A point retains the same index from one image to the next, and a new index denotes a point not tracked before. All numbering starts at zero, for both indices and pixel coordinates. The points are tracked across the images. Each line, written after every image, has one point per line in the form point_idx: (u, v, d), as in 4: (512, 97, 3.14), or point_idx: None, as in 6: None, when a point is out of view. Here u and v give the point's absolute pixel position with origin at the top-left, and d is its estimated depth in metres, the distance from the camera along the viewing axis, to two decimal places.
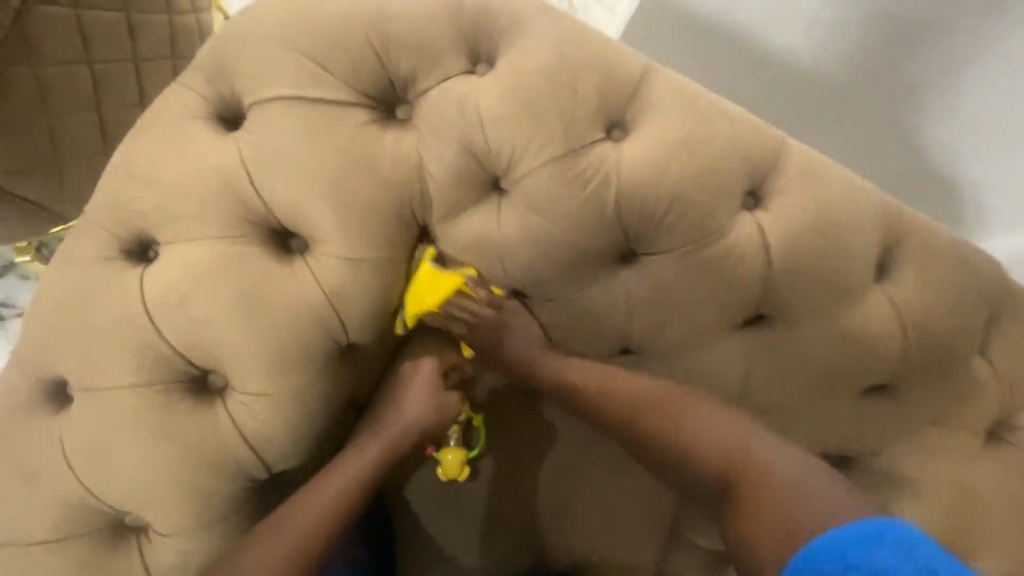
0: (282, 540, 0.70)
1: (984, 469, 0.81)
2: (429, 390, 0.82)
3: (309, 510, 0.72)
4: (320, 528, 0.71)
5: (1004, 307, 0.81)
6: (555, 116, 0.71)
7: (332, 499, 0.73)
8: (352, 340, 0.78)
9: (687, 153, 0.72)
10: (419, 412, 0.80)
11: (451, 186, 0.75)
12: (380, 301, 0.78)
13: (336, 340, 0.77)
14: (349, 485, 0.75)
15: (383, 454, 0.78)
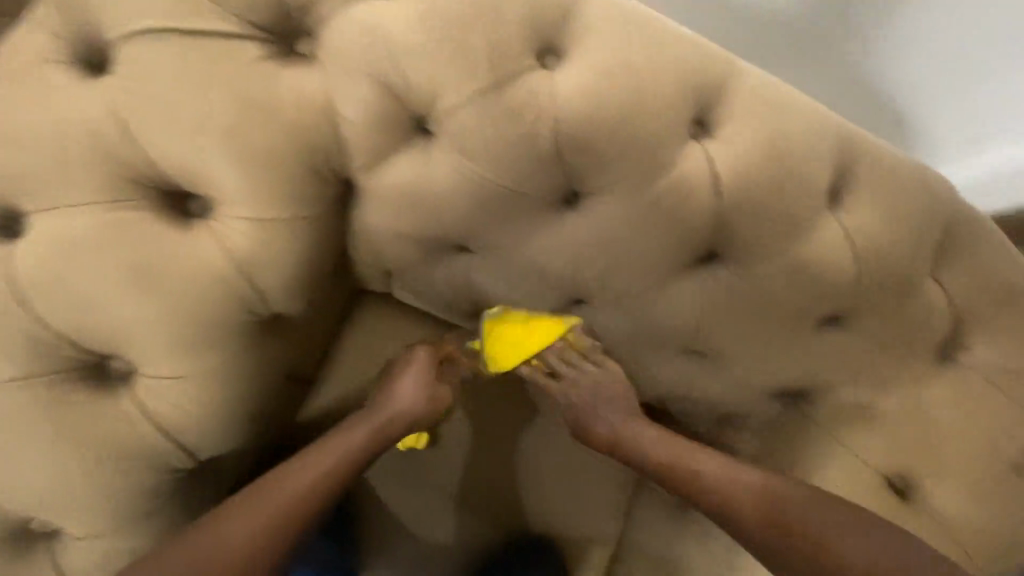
0: (247, 518, 0.66)
1: (937, 392, 0.81)
2: (421, 376, 0.80)
3: (286, 486, 0.69)
4: (292, 507, 0.68)
5: (965, 229, 0.77)
6: (477, 42, 0.63)
7: (310, 480, 0.70)
8: (275, 309, 0.72)
9: (629, 79, 0.65)
10: (411, 400, 0.78)
11: (368, 131, 0.67)
12: (300, 265, 0.70)
13: (256, 311, 0.70)
14: (333, 467, 0.72)
15: (370, 438, 0.75)
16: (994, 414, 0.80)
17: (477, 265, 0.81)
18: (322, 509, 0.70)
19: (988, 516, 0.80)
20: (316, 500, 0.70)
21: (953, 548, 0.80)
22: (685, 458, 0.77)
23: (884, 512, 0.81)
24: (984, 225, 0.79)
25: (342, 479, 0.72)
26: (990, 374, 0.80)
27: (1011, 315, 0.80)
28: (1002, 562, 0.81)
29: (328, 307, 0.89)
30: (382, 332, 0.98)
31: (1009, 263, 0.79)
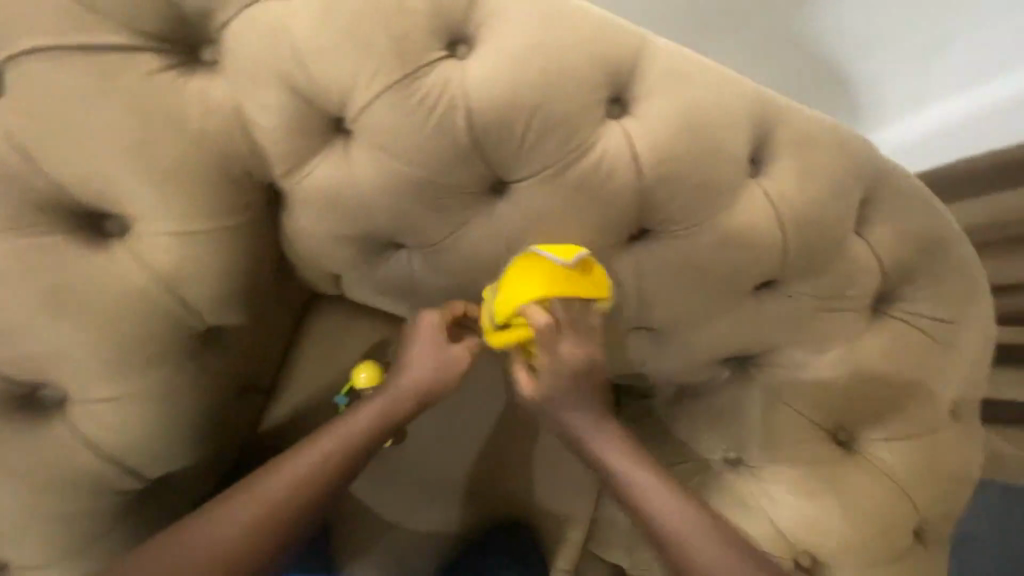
0: (237, 519, 0.65)
1: (875, 346, 0.82)
2: (432, 348, 0.75)
3: (293, 469, 0.69)
4: (283, 505, 0.67)
5: (886, 186, 0.79)
6: (381, 35, 0.62)
7: (301, 478, 0.69)
8: (211, 322, 0.72)
9: (541, 61, 0.65)
10: (421, 371, 0.75)
11: (282, 136, 0.66)
12: (230, 275, 0.71)
13: (189, 326, 0.70)
14: (341, 448, 0.71)
15: (365, 431, 0.73)
16: (928, 363, 0.83)
17: (416, 258, 0.81)
18: (312, 508, 0.69)
19: (920, 458, 0.84)
20: (310, 497, 0.68)
21: (894, 494, 0.83)
22: (611, 451, 0.74)
23: (826, 464, 0.85)
24: (906, 181, 0.81)
25: (332, 477, 0.70)
26: (922, 324, 0.83)
27: (937, 264, 0.82)
28: (938, 502, 0.85)
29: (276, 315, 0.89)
30: (337, 333, 0.98)
31: (931, 215, 0.81)
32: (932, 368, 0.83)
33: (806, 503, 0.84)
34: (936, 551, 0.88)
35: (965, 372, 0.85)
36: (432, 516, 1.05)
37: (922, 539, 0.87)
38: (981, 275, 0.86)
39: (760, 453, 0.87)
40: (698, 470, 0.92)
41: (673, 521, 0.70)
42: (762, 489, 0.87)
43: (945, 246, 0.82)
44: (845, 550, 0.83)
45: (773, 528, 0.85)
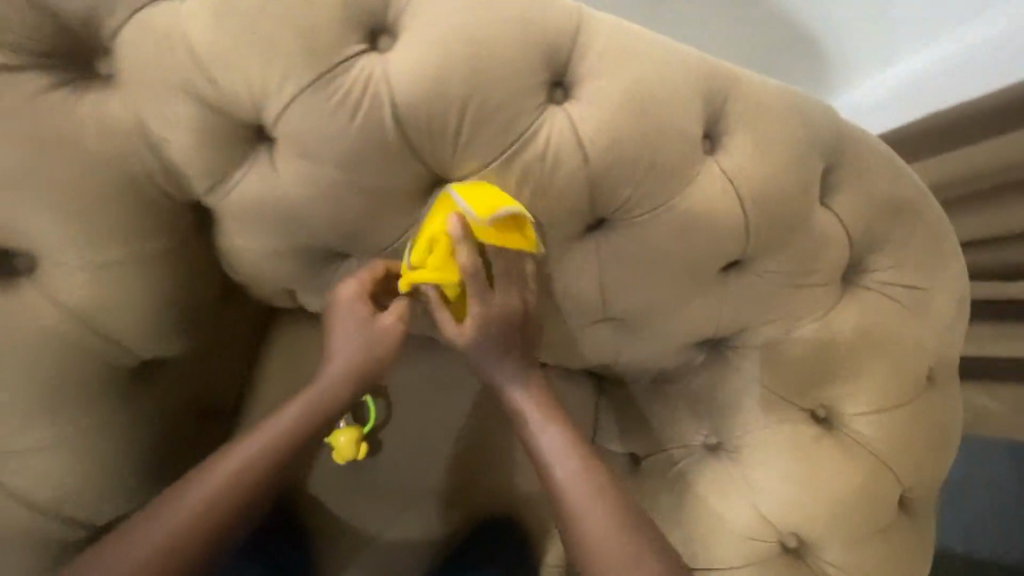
0: (163, 526, 0.60)
1: (847, 318, 0.80)
2: (359, 315, 0.71)
3: (221, 466, 0.64)
4: (214, 505, 0.62)
5: (847, 152, 0.76)
6: (290, 33, 0.56)
7: (233, 476, 0.63)
8: (147, 354, 0.69)
9: (468, 47, 0.60)
10: (347, 350, 0.70)
11: (195, 150, 0.61)
12: (162, 304, 0.66)
13: (120, 362, 0.67)
14: (270, 439, 0.66)
15: (298, 419, 0.68)
16: (902, 332, 0.81)
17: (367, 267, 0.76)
18: (247, 507, 0.63)
19: (900, 429, 0.82)
20: (243, 495, 0.63)
21: (875, 468, 0.81)
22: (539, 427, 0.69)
23: (807, 444, 0.82)
24: (867, 145, 0.77)
25: (266, 472, 0.65)
26: (894, 293, 0.81)
27: (906, 229, 0.80)
28: (922, 471, 0.83)
29: (229, 337, 0.85)
30: (307, 344, 0.89)
31: (895, 179, 0.79)
32: (907, 336, 0.81)
33: (790, 484, 0.82)
34: (922, 520, 0.87)
35: (940, 337, 0.83)
36: (416, 523, 1.01)
37: (906, 508, 0.86)
38: (951, 236, 0.83)
39: (739, 436, 0.85)
40: (677, 456, 0.91)
41: (584, 509, 0.65)
42: (742, 472, 0.85)
43: (912, 210, 0.80)
44: (830, 528, 0.81)
45: (753, 510, 0.83)
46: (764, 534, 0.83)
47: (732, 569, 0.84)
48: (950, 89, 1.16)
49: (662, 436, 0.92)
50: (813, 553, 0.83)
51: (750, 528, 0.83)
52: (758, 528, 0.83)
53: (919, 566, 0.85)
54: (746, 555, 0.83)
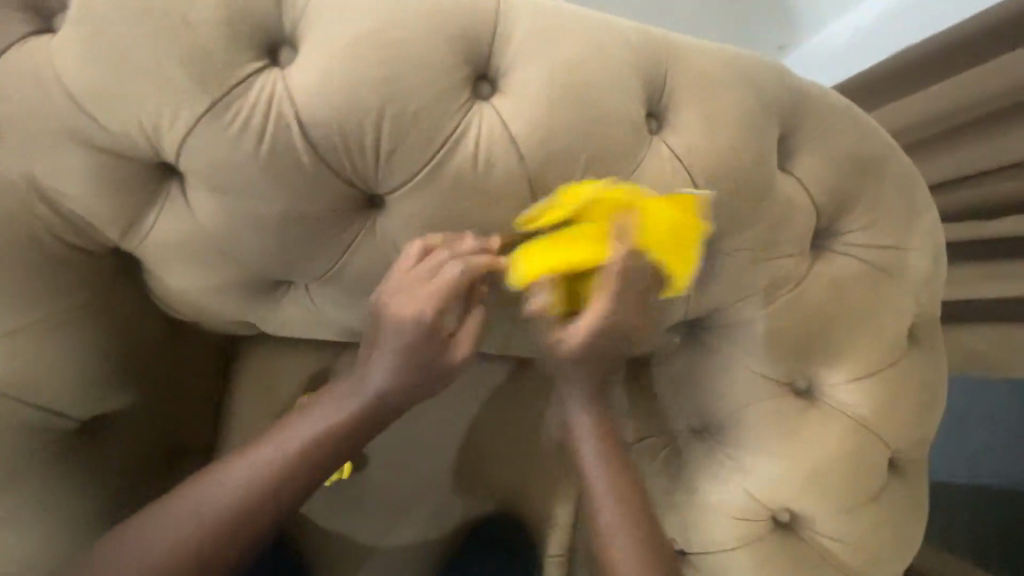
0: (178, 531, 0.59)
1: (820, 287, 0.77)
2: (430, 332, 0.61)
3: (245, 476, 0.62)
4: (221, 524, 0.60)
5: (801, 114, 0.73)
6: (171, 60, 0.51)
7: (238, 493, 0.61)
8: (85, 416, 0.68)
9: (374, 52, 0.55)
10: (397, 368, 0.64)
11: (96, 200, 0.57)
12: (89, 365, 0.65)
13: (57, 429, 0.66)
14: (302, 456, 0.63)
15: (322, 444, 0.64)
16: (879, 294, 0.77)
17: (315, 288, 0.72)
18: (250, 535, 0.62)
19: (886, 393, 0.79)
20: (245, 517, 0.61)
21: (863, 436, 0.79)
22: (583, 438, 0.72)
23: (791, 419, 0.80)
24: (823, 104, 0.74)
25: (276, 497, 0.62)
26: (869, 255, 0.77)
27: (874, 188, 0.76)
28: (911, 433, 0.81)
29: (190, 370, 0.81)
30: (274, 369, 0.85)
31: (858, 135, 0.75)
32: (884, 298, 0.78)
33: (779, 462, 0.80)
34: (915, 479, 0.85)
35: (920, 294, 0.80)
36: (409, 531, 0.99)
37: (897, 468, 0.85)
38: (922, 188, 0.79)
39: (723, 418, 0.82)
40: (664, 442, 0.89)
41: (600, 490, 0.70)
42: (728, 454, 0.82)
43: (879, 166, 0.76)
44: (820, 501, 0.80)
45: (744, 491, 0.81)
46: (755, 513, 0.81)
47: (724, 550, 0.83)
48: (893, 42, 1.18)
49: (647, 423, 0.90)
50: (806, 525, 0.82)
51: (741, 509, 0.81)
52: (748, 509, 0.81)
53: (914, 525, 0.84)
54: (737, 535, 0.82)
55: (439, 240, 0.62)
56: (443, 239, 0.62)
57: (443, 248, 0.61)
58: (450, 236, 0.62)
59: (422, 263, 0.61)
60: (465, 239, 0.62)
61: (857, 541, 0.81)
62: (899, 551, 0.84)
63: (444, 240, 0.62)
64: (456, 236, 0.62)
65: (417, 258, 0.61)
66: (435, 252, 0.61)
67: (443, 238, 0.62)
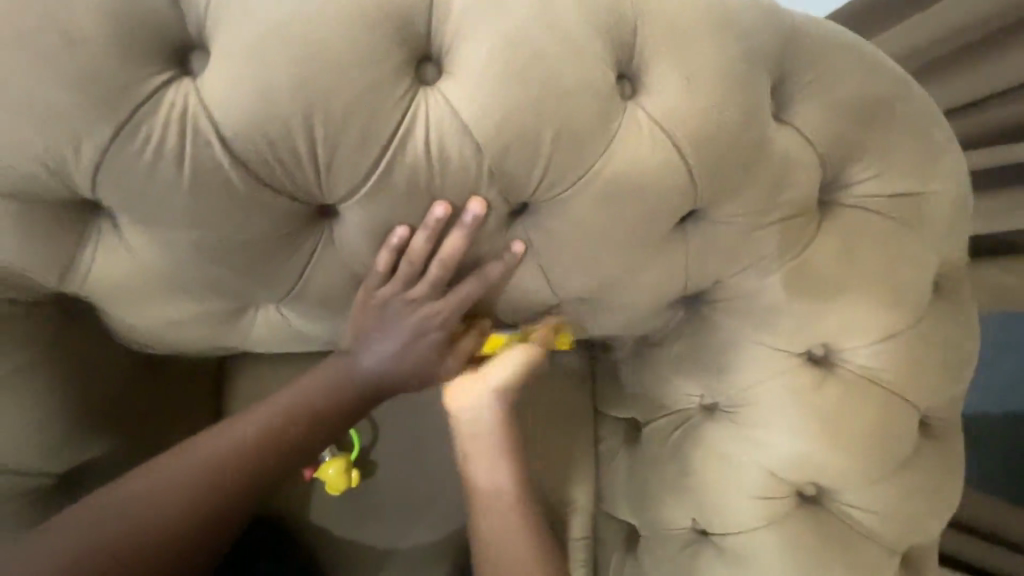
0: (159, 489, 0.62)
1: (829, 245, 0.70)
2: (429, 334, 0.66)
3: (224, 440, 0.65)
4: (206, 485, 0.63)
5: (791, 57, 0.65)
6: (60, 84, 0.45)
7: (221, 454, 0.64)
8: (61, 468, 0.66)
9: (293, 46, 0.48)
10: (389, 349, 0.67)
11: (19, 245, 0.53)
12: (48, 418, 0.62)
13: (28, 487, 0.64)
14: (285, 421, 0.67)
15: (308, 424, 0.68)
16: (893, 246, 0.71)
17: (285, 308, 0.67)
18: (228, 507, 0.64)
19: (910, 351, 0.73)
20: (227, 478, 0.64)
21: (887, 398, 0.74)
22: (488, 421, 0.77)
23: (810, 392, 0.74)
24: (814, 42, 0.65)
25: (256, 471, 0.65)
26: (880, 205, 0.70)
27: (883, 130, 0.68)
28: (939, 391, 0.76)
29: (180, 406, 0.78)
30: (262, 389, 0.81)
31: (857, 72, 0.67)
32: (900, 249, 0.71)
33: (799, 437, 0.74)
34: (949, 436, 0.80)
35: (941, 242, 0.73)
36: (419, 532, 0.95)
37: (929, 429, 0.79)
38: (936, 122, 0.71)
39: (736, 394, 0.77)
40: (679, 421, 0.84)
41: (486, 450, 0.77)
42: (746, 432, 0.77)
43: (885, 105, 0.68)
44: (845, 472, 0.75)
45: (760, 468, 0.77)
46: (776, 491, 0.78)
47: (749, 532, 0.80)
48: None
49: (659, 403, 0.85)
50: (831, 498, 0.78)
51: (762, 488, 0.78)
52: (769, 487, 0.78)
53: (948, 488, 0.79)
54: (761, 515, 0.78)
55: (425, 242, 0.59)
56: (427, 240, 0.58)
57: (436, 257, 0.60)
58: (432, 233, 0.58)
59: (423, 280, 0.62)
60: (452, 234, 0.59)
61: (890, 511, 0.77)
62: (935, 516, 0.79)
63: (429, 241, 0.59)
64: (439, 232, 0.58)
65: (416, 274, 0.61)
66: (432, 266, 0.61)
67: (427, 238, 0.58)
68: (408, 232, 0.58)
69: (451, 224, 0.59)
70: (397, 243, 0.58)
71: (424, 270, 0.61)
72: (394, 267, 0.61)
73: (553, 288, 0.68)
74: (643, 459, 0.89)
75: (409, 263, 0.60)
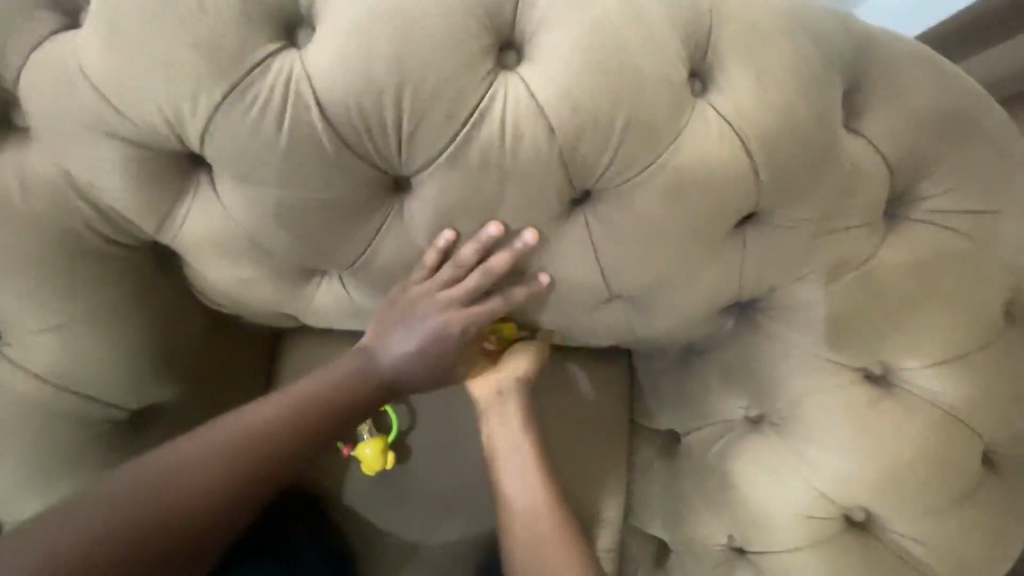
0: (185, 467, 0.62)
1: (894, 260, 0.69)
2: (451, 338, 0.69)
3: (249, 421, 0.66)
4: (222, 472, 0.63)
5: (863, 68, 0.65)
6: (187, 49, 0.51)
7: (247, 435, 0.65)
8: (133, 407, 0.71)
9: (390, 25, 0.52)
10: (410, 347, 0.70)
11: (129, 193, 0.59)
12: (132, 359, 0.67)
13: (105, 416, 0.70)
14: (310, 407, 0.68)
15: (324, 415, 0.69)
16: (961, 268, 0.69)
17: (349, 280, 0.70)
18: (241, 496, 0.64)
19: (976, 378, 0.70)
20: (252, 460, 0.65)
21: (949, 425, 0.71)
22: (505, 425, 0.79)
23: (866, 410, 0.71)
24: (888, 56, 0.66)
25: (271, 460, 0.65)
26: (947, 222, 0.69)
27: (956, 145, 0.67)
28: (1006, 423, 0.72)
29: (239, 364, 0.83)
30: (314, 359, 0.84)
31: (932, 86, 0.66)
32: (967, 271, 0.69)
33: (848, 458, 0.72)
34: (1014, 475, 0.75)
35: (1016, 267, 0.71)
36: (451, 523, 0.95)
37: (994, 464, 0.75)
38: (1012, 143, 0.70)
39: (784, 407, 0.75)
40: (719, 434, 0.83)
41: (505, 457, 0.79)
42: (792, 447, 0.76)
43: (959, 122, 0.67)
44: (897, 501, 0.72)
45: (807, 487, 0.75)
46: (822, 511, 0.75)
47: (790, 553, 0.77)
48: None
49: (707, 414, 0.84)
50: (881, 526, 0.75)
51: (807, 508, 0.75)
52: (815, 506, 0.75)
53: (1012, 532, 0.75)
54: (804, 535, 0.76)
55: (472, 254, 0.64)
56: (475, 252, 0.64)
57: (481, 268, 0.65)
58: (480, 246, 0.64)
59: (462, 285, 0.67)
60: (499, 251, 0.64)
61: (945, 546, 0.73)
62: (995, 559, 0.74)
63: (476, 252, 0.64)
64: (487, 247, 0.64)
65: (457, 280, 0.67)
66: (474, 274, 0.66)
67: (475, 250, 0.64)
68: (456, 237, 0.63)
69: (500, 242, 0.64)
70: (444, 246, 0.64)
71: (465, 277, 0.66)
72: (438, 269, 0.66)
73: (607, 280, 0.68)
74: (680, 470, 0.88)
75: (454, 268, 0.66)
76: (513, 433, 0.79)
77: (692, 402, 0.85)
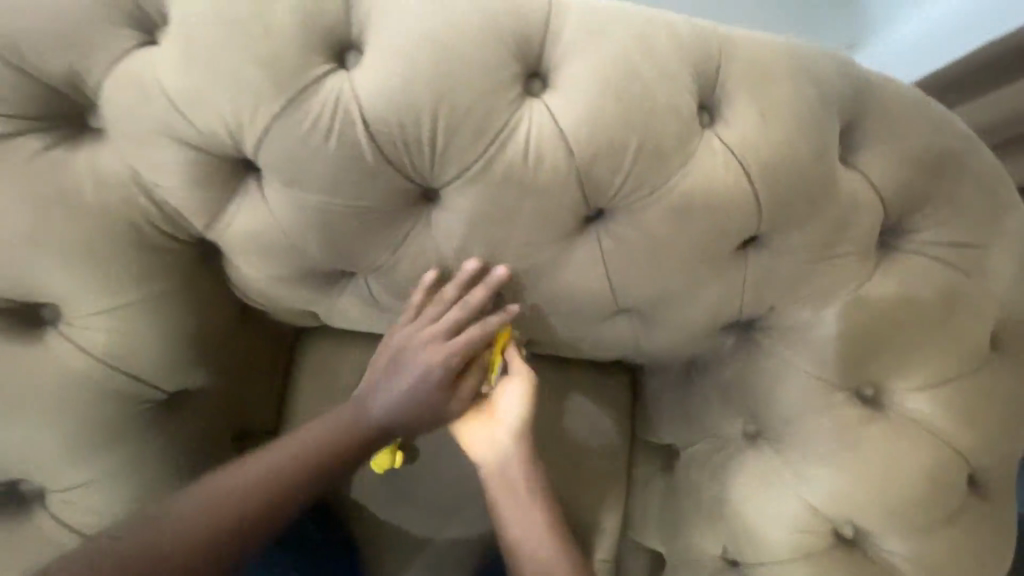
0: (197, 509, 0.67)
1: (887, 287, 0.73)
2: (436, 372, 0.72)
3: (255, 462, 0.71)
4: (234, 513, 0.67)
5: (860, 108, 0.70)
6: (251, 65, 0.58)
7: (254, 476, 0.70)
8: (171, 389, 0.76)
9: (432, 52, 0.58)
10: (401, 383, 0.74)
11: (186, 191, 0.65)
12: (174, 343, 0.73)
13: (145, 397, 0.74)
14: (313, 447, 0.72)
15: (327, 455, 0.72)
16: (948, 297, 0.73)
17: (373, 283, 0.75)
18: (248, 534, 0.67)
19: (961, 403, 0.74)
20: (259, 499, 0.69)
21: (937, 447, 0.74)
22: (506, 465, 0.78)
23: (857, 429, 0.75)
24: (884, 98, 0.71)
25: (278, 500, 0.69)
26: (937, 254, 0.73)
27: (944, 183, 0.72)
28: (990, 447, 0.75)
29: (263, 358, 0.88)
30: (335, 357, 0.90)
31: (923, 127, 0.71)
32: (955, 300, 0.73)
33: (839, 474, 0.75)
34: (996, 499, 0.79)
35: (1001, 300, 0.75)
36: (455, 524, 0.97)
37: (978, 487, 0.79)
38: (998, 183, 0.74)
39: (780, 423, 0.79)
40: (716, 447, 0.86)
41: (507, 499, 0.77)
42: (787, 462, 0.79)
43: (948, 162, 0.72)
44: (886, 518, 0.75)
45: (799, 501, 0.78)
46: (814, 525, 0.78)
47: (782, 566, 0.80)
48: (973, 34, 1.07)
49: (707, 428, 0.87)
50: (870, 543, 0.78)
51: (800, 522, 0.78)
52: (807, 520, 0.78)
53: (995, 555, 0.78)
54: (797, 548, 0.78)
55: (452, 292, 0.71)
56: (455, 291, 0.71)
57: (461, 305, 0.72)
58: (461, 284, 0.71)
59: (442, 322, 0.72)
60: (476, 288, 0.71)
61: (932, 565, 0.76)
62: None
63: (457, 290, 0.71)
64: (466, 284, 0.71)
65: (438, 319, 0.72)
66: (455, 310, 0.72)
67: (455, 289, 0.71)
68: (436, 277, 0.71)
69: (477, 278, 0.71)
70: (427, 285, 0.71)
71: (445, 314, 0.72)
72: (421, 311, 0.73)
73: (616, 293, 0.73)
74: (678, 482, 0.91)
75: (437, 306, 0.72)
76: (515, 474, 0.77)
77: (692, 416, 0.88)
